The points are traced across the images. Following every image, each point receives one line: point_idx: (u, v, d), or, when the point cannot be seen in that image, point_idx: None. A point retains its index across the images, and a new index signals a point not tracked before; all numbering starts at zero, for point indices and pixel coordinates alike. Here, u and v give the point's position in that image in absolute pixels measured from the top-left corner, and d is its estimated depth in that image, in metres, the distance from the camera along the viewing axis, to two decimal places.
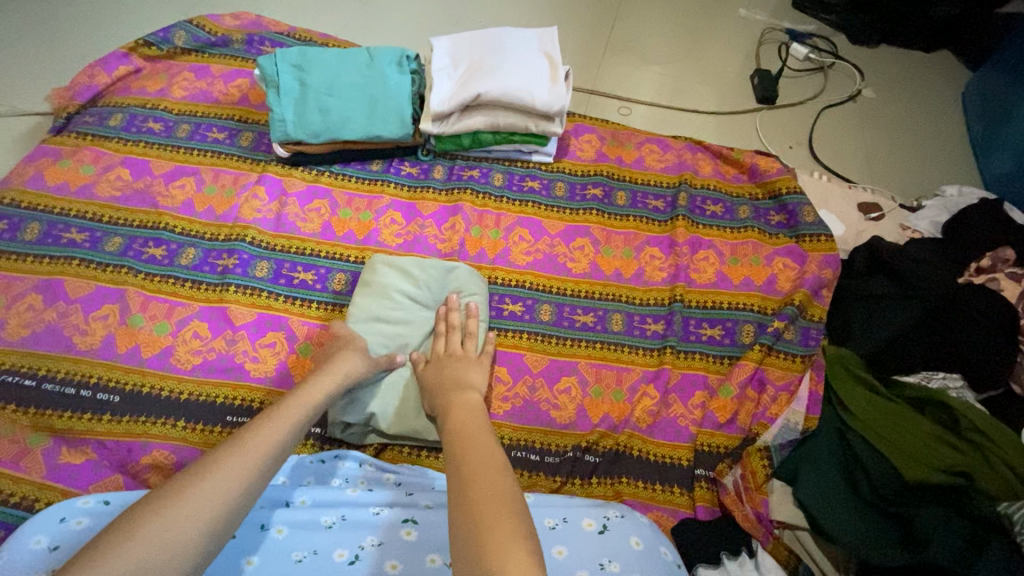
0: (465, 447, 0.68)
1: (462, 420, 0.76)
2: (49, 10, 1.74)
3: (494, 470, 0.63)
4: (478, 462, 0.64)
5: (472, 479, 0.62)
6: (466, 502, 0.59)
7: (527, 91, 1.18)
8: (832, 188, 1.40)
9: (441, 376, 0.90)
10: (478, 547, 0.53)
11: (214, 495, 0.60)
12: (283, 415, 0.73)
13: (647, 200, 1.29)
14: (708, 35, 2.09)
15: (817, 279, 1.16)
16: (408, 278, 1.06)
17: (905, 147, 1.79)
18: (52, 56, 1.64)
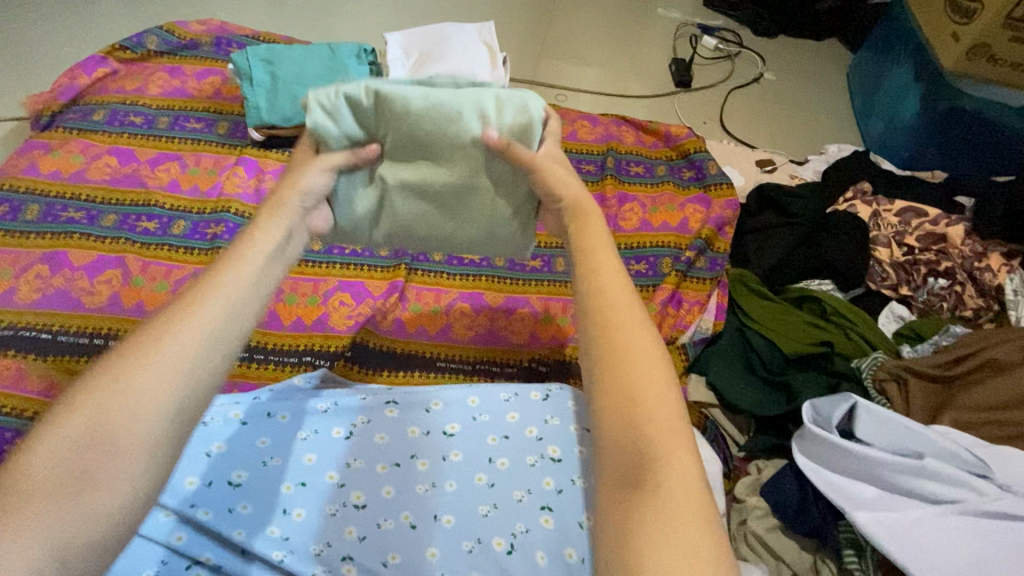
0: (598, 299, 0.60)
1: (603, 275, 0.62)
2: (18, 26, 1.87)
3: (654, 365, 0.56)
4: (619, 317, 0.59)
5: (621, 335, 0.57)
6: (623, 394, 0.54)
7: (471, 73, 1.38)
8: (734, 150, 1.66)
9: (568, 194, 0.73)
10: (639, 439, 0.52)
11: (170, 374, 0.52)
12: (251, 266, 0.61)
13: (581, 165, 1.52)
14: (632, 32, 2.37)
15: (721, 217, 1.39)
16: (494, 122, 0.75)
17: (800, 118, 2.09)
18: (26, 68, 1.77)
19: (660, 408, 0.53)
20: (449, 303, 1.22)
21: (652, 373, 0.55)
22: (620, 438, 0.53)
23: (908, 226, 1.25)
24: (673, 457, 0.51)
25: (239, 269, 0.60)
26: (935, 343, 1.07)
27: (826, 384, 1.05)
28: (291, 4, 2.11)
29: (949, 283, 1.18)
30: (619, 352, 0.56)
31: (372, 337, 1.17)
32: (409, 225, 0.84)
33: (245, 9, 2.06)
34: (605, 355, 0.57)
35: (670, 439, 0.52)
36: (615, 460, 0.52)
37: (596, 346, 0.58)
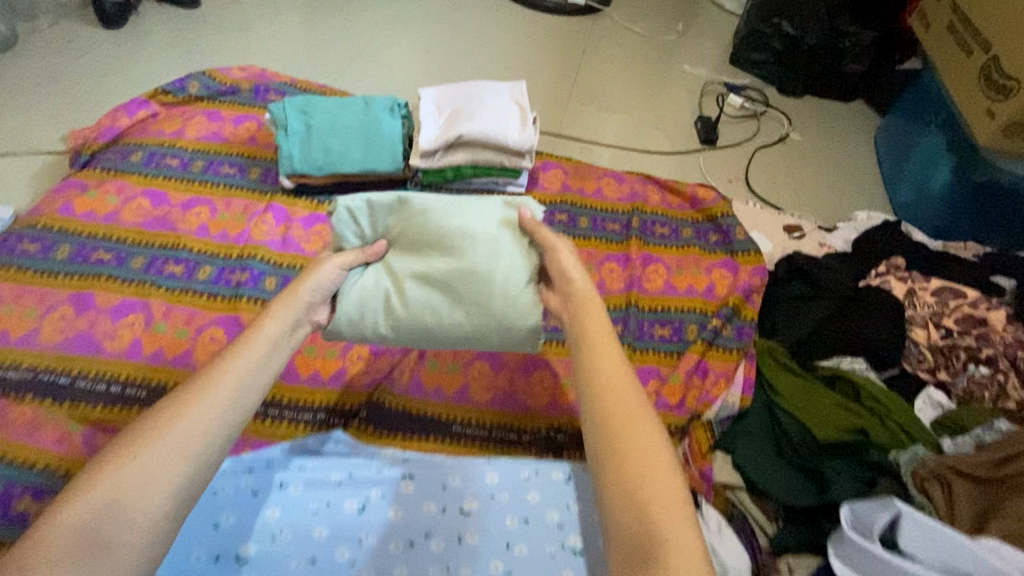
0: (605, 389, 0.71)
1: (605, 366, 0.73)
2: (76, 73, 2.00)
3: (658, 451, 0.66)
4: (620, 406, 0.70)
5: (625, 426, 0.68)
6: (630, 478, 0.64)
7: (502, 132, 1.43)
8: (761, 214, 1.65)
9: (576, 286, 0.86)
10: (646, 519, 0.60)
11: (179, 446, 0.68)
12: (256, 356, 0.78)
13: (605, 224, 1.53)
14: (657, 87, 2.42)
15: (748, 286, 1.38)
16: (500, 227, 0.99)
17: (827, 180, 2.08)
18: (79, 110, 1.88)
19: (662, 487, 0.63)
20: (467, 361, 1.20)
21: (654, 455, 0.65)
22: (631, 518, 0.61)
23: (945, 307, 1.20)
24: (677, 536, 0.59)
25: (247, 354, 0.77)
26: (977, 437, 1.02)
27: (864, 475, 1.01)
28: (332, 57, 2.23)
29: (990, 371, 1.14)
30: (621, 437, 0.67)
31: (387, 396, 1.13)
32: (420, 315, 0.96)
33: (290, 60, 2.18)
34: (608, 443, 0.67)
35: (675, 521, 0.60)
36: (625, 536, 0.61)
37: (600, 431, 0.68)
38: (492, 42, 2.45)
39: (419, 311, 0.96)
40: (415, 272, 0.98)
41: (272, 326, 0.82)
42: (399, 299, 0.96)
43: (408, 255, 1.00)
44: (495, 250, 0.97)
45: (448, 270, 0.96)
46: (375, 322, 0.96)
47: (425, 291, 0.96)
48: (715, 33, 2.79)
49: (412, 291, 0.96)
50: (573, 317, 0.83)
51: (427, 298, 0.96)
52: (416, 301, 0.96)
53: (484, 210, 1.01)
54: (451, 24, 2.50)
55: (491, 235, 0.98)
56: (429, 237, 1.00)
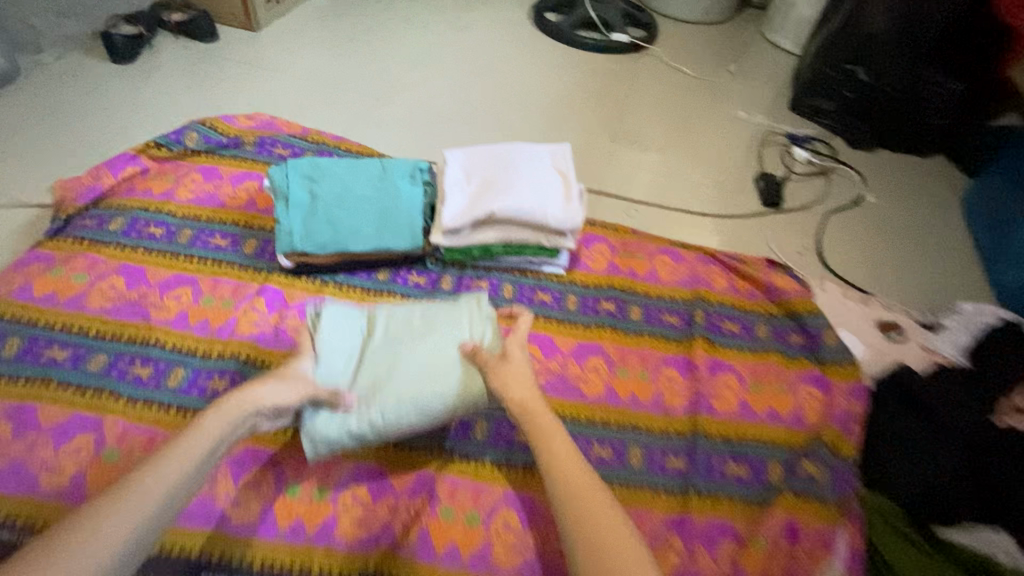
0: (571, 492, 0.81)
1: (566, 472, 0.83)
2: (77, 112, 1.85)
3: (626, 551, 0.74)
4: (586, 496, 0.80)
5: (592, 524, 0.77)
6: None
7: (541, 209, 1.19)
8: (846, 307, 1.38)
9: (523, 395, 0.92)
10: None
11: (137, 505, 0.73)
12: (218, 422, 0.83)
13: (661, 316, 1.27)
14: (709, 137, 2.17)
15: (846, 413, 1.10)
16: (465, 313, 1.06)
17: (913, 253, 1.80)
18: (74, 156, 1.72)
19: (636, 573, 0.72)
20: (490, 509, 0.97)
21: (624, 556, 0.74)
22: None
23: None
24: None
25: (177, 462, 0.78)
26: None
27: None
28: (352, 99, 2.05)
29: None
30: (596, 526, 0.77)
31: (394, 564, 0.90)
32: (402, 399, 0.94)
33: (308, 104, 2.01)
34: (583, 531, 0.77)
35: None
36: None
37: (580, 545, 0.76)
38: (526, 83, 2.25)
39: (402, 392, 0.94)
40: (387, 369, 0.97)
41: (210, 430, 0.82)
42: (379, 387, 0.95)
43: (375, 349, 1.01)
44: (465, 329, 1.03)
45: (425, 354, 0.98)
46: (358, 412, 0.93)
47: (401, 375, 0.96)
48: (771, 75, 2.54)
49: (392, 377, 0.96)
50: (527, 431, 0.89)
51: (405, 380, 0.95)
52: (396, 386, 0.95)
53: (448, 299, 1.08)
54: (484, 62, 2.31)
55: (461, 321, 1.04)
56: (394, 338, 1.02)
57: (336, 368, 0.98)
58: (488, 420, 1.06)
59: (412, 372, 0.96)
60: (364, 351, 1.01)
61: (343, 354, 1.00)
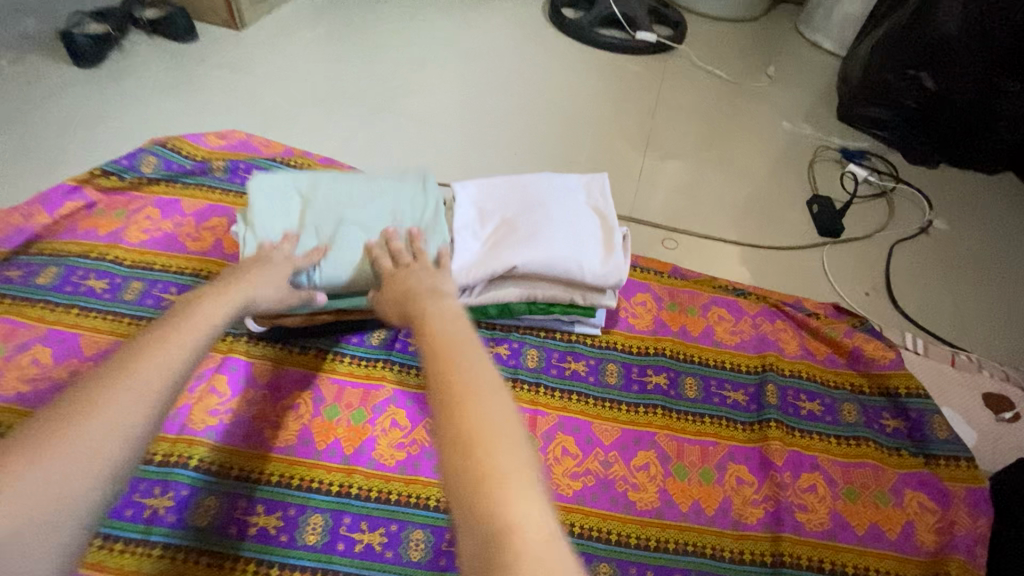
0: (439, 348, 0.57)
1: (446, 328, 0.60)
2: (32, 124, 1.61)
3: (509, 428, 0.50)
4: (466, 357, 0.56)
5: (461, 392, 0.52)
6: (469, 465, 0.47)
7: (575, 261, 0.94)
8: (946, 373, 1.12)
9: (421, 284, 0.74)
10: (484, 510, 0.45)
11: (144, 383, 0.54)
12: (216, 303, 0.68)
13: (723, 391, 1.02)
14: (753, 150, 1.91)
15: (971, 535, 0.86)
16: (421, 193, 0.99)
17: (997, 294, 1.55)
18: (24, 177, 1.48)
19: (523, 499, 0.46)
20: None
21: (501, 431, 0.50)
22: (472, 511, 0.45)
23: None
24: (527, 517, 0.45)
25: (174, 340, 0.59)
26: None
27: None
28: (348, 108, 1.79)
29: None
30: (473, 425, 0.49)
31: None
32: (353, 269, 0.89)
33: (298, 114, 1.76)
34: (451, 423, 0.50)
35: (529, 507, 0.46)
36: (471, 542, 0.44)
37: (440, 420, 0.51)
38: (544, 89, 1.99)
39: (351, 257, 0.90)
40: (323, 222, 0.93)
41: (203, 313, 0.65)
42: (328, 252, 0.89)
43: (322, 210, 0.95)
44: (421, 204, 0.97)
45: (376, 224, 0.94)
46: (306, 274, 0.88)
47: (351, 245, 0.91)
48: (816, 79, 2.27)
49: (341, 244, 0.90)
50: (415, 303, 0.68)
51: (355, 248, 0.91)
52: (348, 249, 0.90)
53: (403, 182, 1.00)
54: (497, 64, 2.05)
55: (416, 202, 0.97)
56: (335, 197, 0.97)
57: (271, 221, 0.93)
58: None
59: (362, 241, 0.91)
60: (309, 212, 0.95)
61: (280, 202, 0.95)
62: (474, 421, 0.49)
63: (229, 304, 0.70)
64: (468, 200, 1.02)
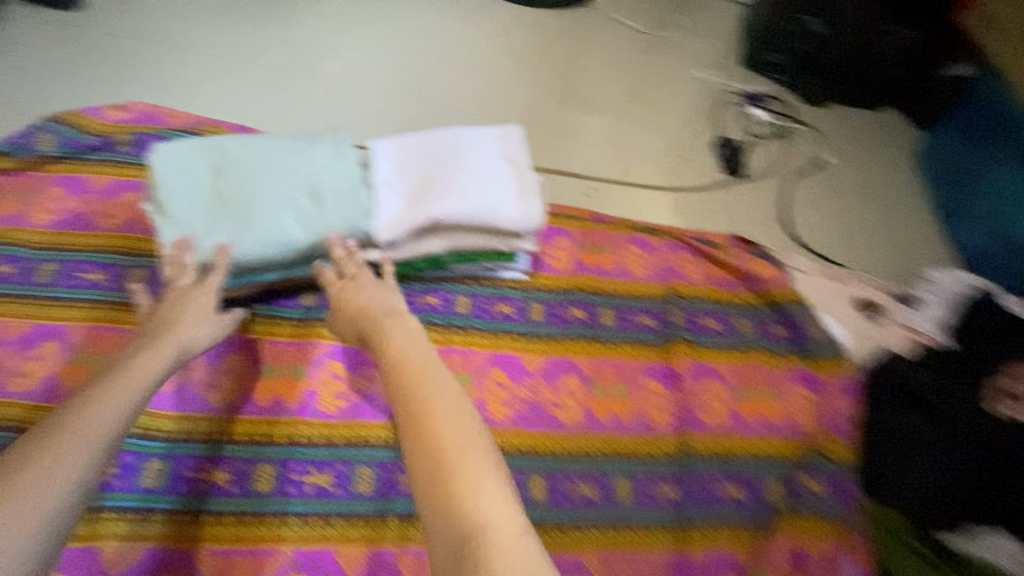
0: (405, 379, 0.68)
1: (407, 361, 0.71)
2: None
3: (471, 439, 0.62)
4: (429, 386, 0.67)
5: (428, 416, 0.63)
6: (443, 474, 0.59)
7: (492, 209, 1.00)
8: (826, 285, 1.27)
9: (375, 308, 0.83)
10: (454, 505, 0.56)
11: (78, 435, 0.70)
12: (148, 355, 0.81)
13: (635, 318, 1.13)
14: (667, 96, 2.00)
15: (839, 414, 1.03)
16: (339, 160, 1.00)
17: (875, 217, 1.76)
18: None
19: (489, 501, 0.57)
20: None
21: (466, 442, 0.62)
22: (446, 510, 0.57)
23: None
24: (489, 505, 0.57)
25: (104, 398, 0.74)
26: None
27: None
28: (262, 80, 1.74)
29: None
30: (449, 451, 0.60)
31: None
32: (272, 251, 0.93)
33: (209, 88, 1.69)
34: (428, 450, 0.61)
35: (487, 492, 0.58)
36: (448, 536, 0.55)
37: (417, 443, 0.62)
38: (463, 45, 1.96)
39: (269, 237, 0.93)
40: (239, 196, 0.94)
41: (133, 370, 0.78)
42: (247, 234, 0.93)
43: (235, 182, 0.95)
44: (337, 173, 0.98)
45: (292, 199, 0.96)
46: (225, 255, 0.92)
47: (268, 224, 0.93)
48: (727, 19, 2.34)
49: (259, 223, 0.93)
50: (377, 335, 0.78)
51: (272, 227, 0.93)
52: (266, 229, 0.93)
53: (318, 148, 1.00)
54: (413, 16, 1.99)
55: (332, 172, 0.98)
56: (247, 166, 0.96)
57: (182, 203, 0.93)
58: None
59: (278, 220, 0.94)
60: (222, 185, 0.95)
61: (187, 179, 0.94)
62: (447, 447, 0.61)
63: (159, 354, 0.82)
64: (384, 158, 1.04)
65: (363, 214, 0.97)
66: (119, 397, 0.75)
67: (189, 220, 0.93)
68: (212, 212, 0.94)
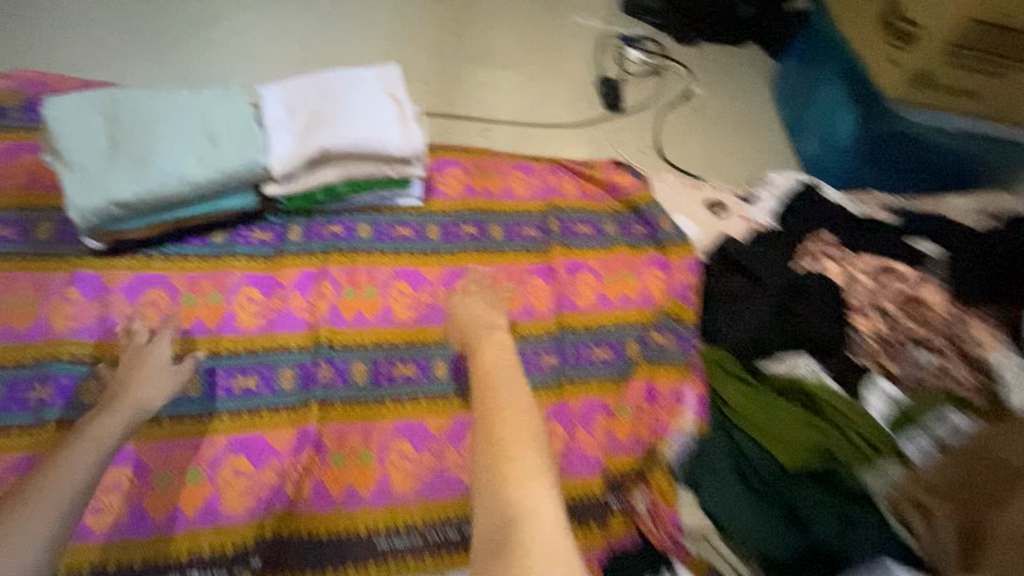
0: (484, 384, 0.80)
1: (487, 370, 0.83)
2: None
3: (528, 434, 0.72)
4: (504, 392, 0.77)
5: (500, 418, 0.73)
6: (497, 465, 0.69)
7: (377, 137, 1.13)
8: (682, 192, 1.50)
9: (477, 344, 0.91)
10: (503, 497, 0.66)
11: (68, 466, 0.77)
12: (106, 419, 0.84)
13: (519, 230, 1.31)
14: (554, 42, 2.15)
15: (684, 285, 1.25)
16: (229, 104, 1.11)
17: (739, 136, 2.00)
18: None
19: (535, 494, 0.66)
20: (383, 443, 0.99)
21: (524, 445, 0.71)
22: (495, 498, 0.66)
23: (883, 286, 1.15)
24: (530, 499, 0.65)
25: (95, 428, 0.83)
26: (935, 437, 0.97)
27: (836, 504, 0.90)
28: (151, 49, 1.74)
29: (938, 358, 1.07)
30: (506, 449, 0.70)
31: (290, 523, 0.90)
32: (170, 183, 1.03)
33: (95, 59, 1.68)
34: (491, 444, 0.71)
35: (535, 486, 0.67)
36: (491, 519, 0.65)
37: (482, 438, 0.71)
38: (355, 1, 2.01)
39: (166, 172, 1.03)
40: (135, 139, 1.04)
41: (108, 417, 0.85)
42: (145, 171, 1.02)
43: (130, 129, 1.05)
44: (227, 115, 1.10)
45: (186, 139, 1.06)
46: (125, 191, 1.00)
47: (164, 161, 1.03)
48: None
49: (156, 162, 1.03)
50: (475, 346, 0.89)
51: (168, 163, 1.03)
52: (162, 165, 1.03)
53: (207, 95, 1.11)
54: None
55: (223, 113, 1.09)
56: (140, 114, 1.06)
57: (79, 150, 1.02)
58: (364, 361, 1.06)
59: (173, 157, 1.04)
60: (117, 132, 1.04)
61: (83, 130, 1.03)
62: (504, 447, 0.70)
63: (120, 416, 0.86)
64: (276, 102, 1.15)
65: (260, 150, 1.09)
66: (97, 443, 0.81)
67: (88, 165, 1.01)
68: (110, 156, 1.02)
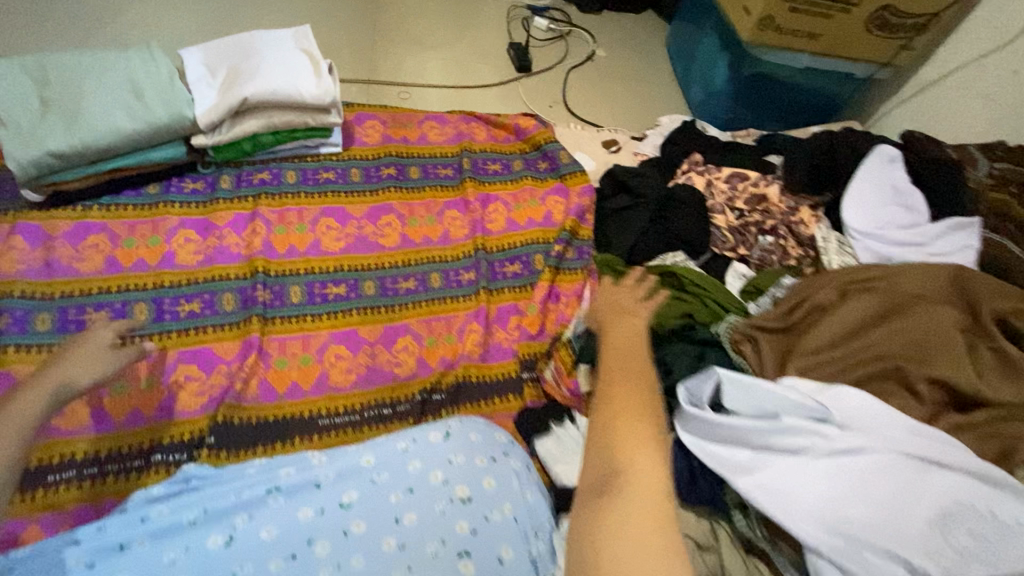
0: (612, 352, 0.78)
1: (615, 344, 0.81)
2: None
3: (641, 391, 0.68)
4: (627, 359, 0.75)
5: (615, 377, 0.70)
6: (602, 422, 0.64)
7: (295, 88, 1.26)
8: (581, 134, 1.71)
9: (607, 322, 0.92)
10: (610, 452, 0.61)
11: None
12: (25, 396, 0.78)
13: (436, 170, 1.47)
14: (467, 15, 2.32)
15: (580, 207, 1.43)
16: (151, 63, 1.22)
17: (637, 90, 2.23)
18: None
19: (640, 453, 0.60)
20: (322, 347, 1.14)
21: (638, 407, 0.64)
22: (599, 450, 0.62)
23: (736, 191, 1.38)
24: (636, 458, 0.60)
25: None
26: (772, 295, 1.19)
27: (694, 352, 1.10)
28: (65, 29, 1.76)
29: (774, 239, 1.32)
30: (618, 407, 0.65)
31: (236, 412, 1.04)
32: (100, 134, 1.13)
33: None
34: (603, 400, 0.66)
35: (639, 445, 0.61)
36: (595, 471, 0.61)
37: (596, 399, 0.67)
38: None
39: (95, 124, 1.13)
40: (65, 98, 1.14)
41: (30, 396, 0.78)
42: (75, 124, 1.12)
43: (58, 89, 1.15)
44: (150, 73, 1.21)
45: (112, 96, 1.17)
46: (58, 141, 1.11)
47: (93, 115, 1.14)
48: None
49: (85, 116, 1.13)
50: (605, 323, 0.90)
51: (97, 117, 1.14)
52: (91, 118, 1.13)
53: (130, 56, 1.22)
54: None
55: (146, 72, 1.20)
56: (68, 77, 1.17)
57: (12, 109, 1.12)
58: (299, 284, 1.20)
59: (101, 111, 1.15)
60: (48, 92, 1.15)
61: (13, 91, 1.13)
62: (609, 402, 0.66)
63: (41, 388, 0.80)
64: (198, 62, 1.27)
65: (186, 103, 1.20)
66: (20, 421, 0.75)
67: (21, 120, 1.11)
68: (41, 114, 1.13)
